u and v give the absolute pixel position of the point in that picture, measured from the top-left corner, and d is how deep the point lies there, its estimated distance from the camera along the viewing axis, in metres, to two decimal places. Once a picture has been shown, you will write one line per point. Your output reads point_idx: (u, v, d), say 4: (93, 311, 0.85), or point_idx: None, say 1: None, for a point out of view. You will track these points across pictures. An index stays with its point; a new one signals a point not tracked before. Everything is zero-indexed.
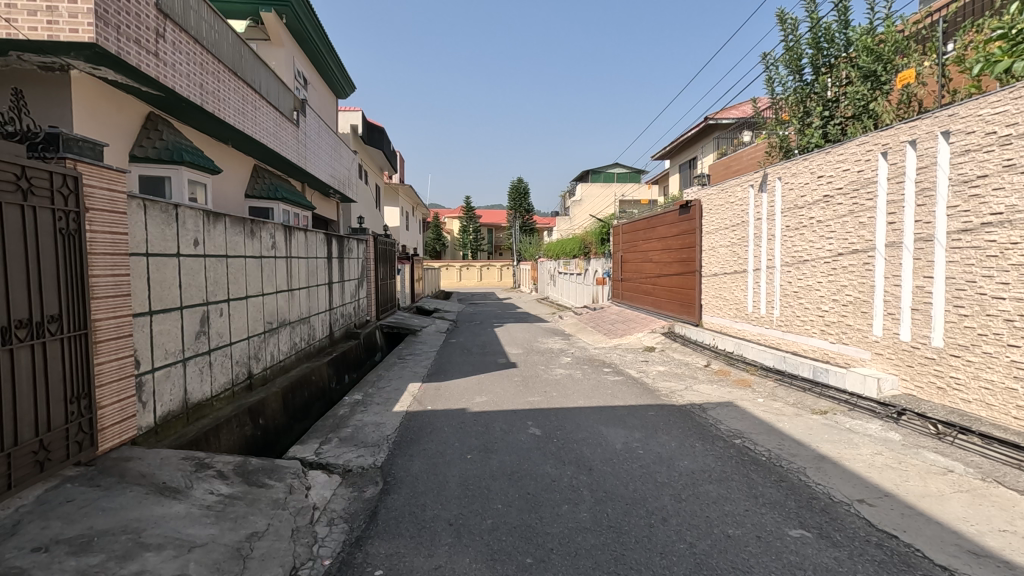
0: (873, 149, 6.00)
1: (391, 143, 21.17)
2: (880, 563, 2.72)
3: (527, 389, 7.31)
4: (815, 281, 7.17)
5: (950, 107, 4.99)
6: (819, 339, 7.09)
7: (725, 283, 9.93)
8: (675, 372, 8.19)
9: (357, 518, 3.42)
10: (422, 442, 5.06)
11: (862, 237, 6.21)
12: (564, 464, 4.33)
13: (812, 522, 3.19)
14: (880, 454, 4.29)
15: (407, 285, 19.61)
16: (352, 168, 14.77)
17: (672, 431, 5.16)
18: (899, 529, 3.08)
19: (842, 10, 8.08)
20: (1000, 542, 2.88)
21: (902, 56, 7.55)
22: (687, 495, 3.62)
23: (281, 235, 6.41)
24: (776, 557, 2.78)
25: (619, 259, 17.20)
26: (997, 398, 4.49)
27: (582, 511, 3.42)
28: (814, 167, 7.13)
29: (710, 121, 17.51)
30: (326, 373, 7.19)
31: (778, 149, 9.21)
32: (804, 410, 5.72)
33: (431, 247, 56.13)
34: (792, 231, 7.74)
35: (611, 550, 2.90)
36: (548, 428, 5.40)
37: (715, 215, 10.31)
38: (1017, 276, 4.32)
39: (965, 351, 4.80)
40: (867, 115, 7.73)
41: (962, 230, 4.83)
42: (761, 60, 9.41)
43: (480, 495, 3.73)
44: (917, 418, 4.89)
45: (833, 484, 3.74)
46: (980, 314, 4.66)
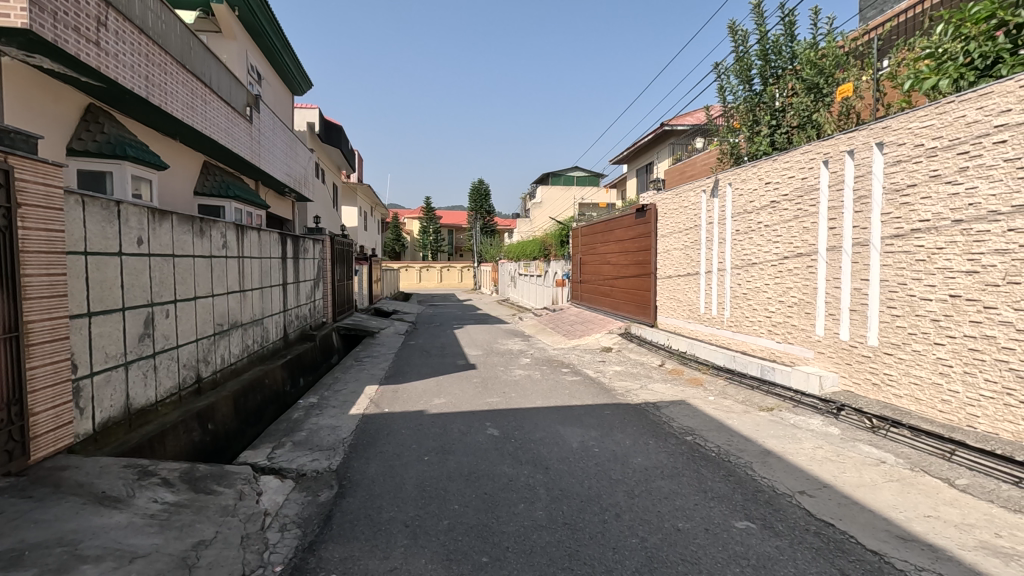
0: (816, 157, 6.30)
1: (349, 142, 20.80)
2: (818, 550, 2.87)
3: (486, 390, 7.34)
4: (763, 283, 7.46)
5: (883, 120, 5.31)
6: (766, 339, 7.40)
7: (679, 285, 10.21)
8: (631, 372, 8.37)
9: (310, 523, 3.36)
10: (379, 444, 5.00)
11: (806, 241, 6.50)
12: (521, 463, 4.36)
13: (756, 514, 3.33)
14: (821, 448, 4.51)
15: (365, 285, 19.31)
16: (309, 167, 14.48)
17: (627, 430, 5.27)
18: (836, 518, 3.25)
19: (788, 24, 8.46)
20: (925, 526, 3.09)
21: (841, 70, 7.91)
22: (640, 491, 3.72)
23: (232, 235, 6.21)
24: (722, 548, 2.90)
25: (578, 261, 17.40)
26: (924, 393, 4.80)
27: (538, 509, 3.46)
28: (763, 174, 7.43)
29: (666, 127, 17.89)
30: (280, 377, 7.00)
31: (729, 155, 9.56)
32: (751, 407, 5.96)
33: (390, 248, 55.60)
34: (742, 235, 8.04)
35: (566, 547, 2.95)
36: (506, 428, 5.43)
37: (669, 218, 10.61)
38: (942, 280, 4.63)
39: (897, 349, 5.10)
40: (812, 125, 8.07)
41: (895, 235, 5.13)
42: (714, 69, 9.73)
43: (437, 496, 3.73)
44: (854, 413, 5.17)
45: (777, 478, 3.91)
46: (910, 314, 4.96)
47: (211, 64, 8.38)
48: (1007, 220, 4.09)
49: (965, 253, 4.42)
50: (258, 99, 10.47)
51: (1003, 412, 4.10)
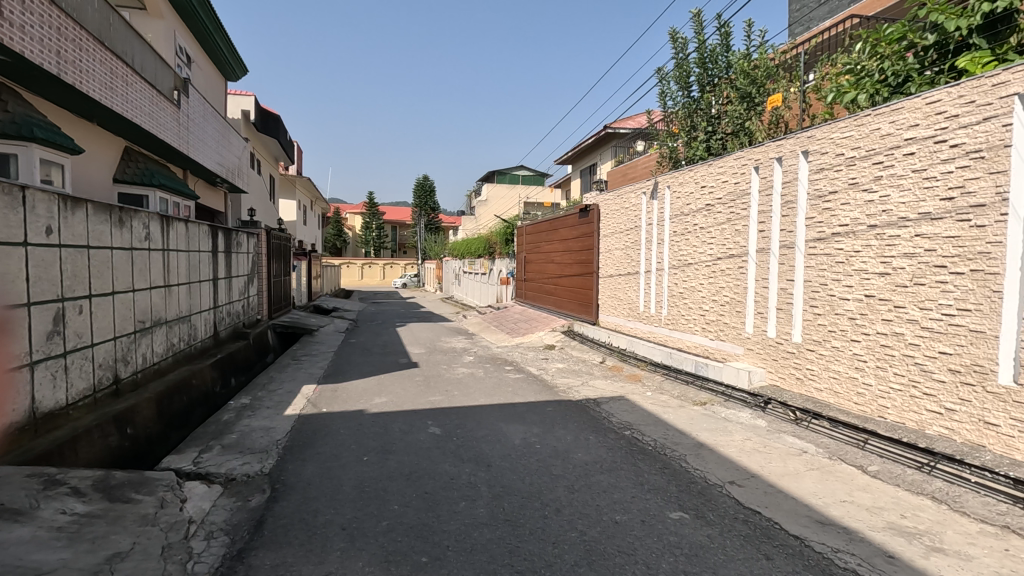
0: (747, 163, 6.60)
1: (288, 133, 19.96)
2: (746, 537, 3.01)
3: (428, 389, 7.24)
4: (698, 283, 7.76)
5: (808, 130, 5.64)
6: (699, 336, 7.71)
7: (620, 284, 10.47)
8: (573, 369, 8.51)
9: (239, 529, 3.20)
10: (316, 445, 4.83)
11: (737, 243, 6.82)
12: (463, 461, 4.34)
13: (689, 504, 3.46)
14: (749, 439, 4.74)
15: (304, 281, 18.66)
16: (243, 157, 13.80)
17: (568, 426, 5.35)
18: (762, 506, 3.42)
19: (724, 35, 8.83)
20: (841, 511, 3.31)
21: (772, 81, 8.30)
22: (580, 486, 3.78)
23: (156, 226, 5.82)
24: (657, 539, 2.99)
25: (523, 260, 17.51)
26: (842, 386, 5.14)
27: (479, 507, 3.45)
28: (698, 178, 7.73)
29: (609, 129, 18.28)
30: (209, 376, 6.61)
31: (668, 159, 9.89)
32: (686, 402, 6.19)
33: (331, 243, 54.09)
34: (679, 237, 8.33)
35: (506, 543, 2.95)
36: (448, 427, 5.37)
37: (611, 218, 10.85)
38: (858, 281, 4.96)
39: (819, 346, 5.44)
40: (744, 133, 8.47)
41: (818, 238, 5.46)
42: (655, 74, 10.01)
43: (376, 497, 3.64)
44: (779, 406, 5.46)
45: (710, 469, 4.07)
46: (830, 313, 5.30)
47: (133, 43, 7.82)
48: (915, 226, 4.43)
49: (878, 256, 4.76)
50: (187, 82, 9.86)
51: (909, 402, 4.45)
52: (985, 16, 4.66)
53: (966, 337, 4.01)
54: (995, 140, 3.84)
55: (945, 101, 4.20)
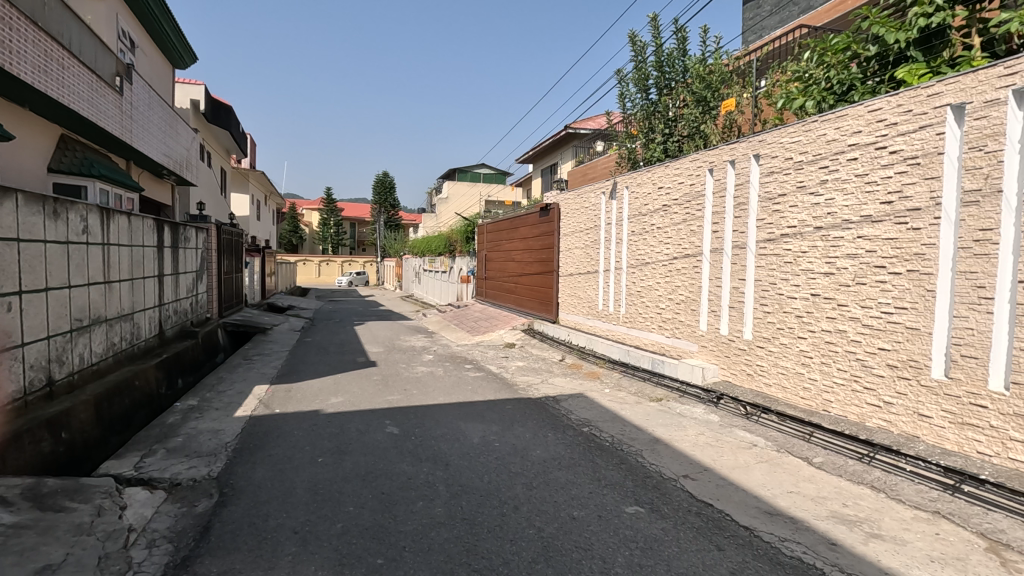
0: (702, 165, 6.78)
1: (241, 124, 19.24)
2: (698, 529, 3.08)
3: (386, 388, 7.13)
4: (654, 282, 7.92)
5: (759, 134, 5.84)
6: (656, 333, 7.87)
7: (579, 283, 10.58)
8: (533, 367, 8.55)
9: (184, 536, 3.06)
10: (267, 447, 4.67)
11: (692, 243, 7.00)
12: (421, 460, 4.29)
13: (645, 498, 3.52)
14: (703, 434, 4.87)
15: (258, 277, 18.06)
16: (192, 148, 13.23)
17: (527, 423, 5.36)
18: (714, 498, 3.51)
19: (681, 40, 9.04)
20: (788, 501, 3.44)
21: (726, 86, 8.53)
22: (538, 483, 3.80)
23: (95, 219, 5.50)
24: (613, 533, 3.03)
25: (484, 258, 17.46)
26: (790, 381, 5.34)
27: (437, 506, 3.41)
28: (656, 179, 7.89)
29: (570, 129, 18.44)
30: (154, 377, 6.30)
31: (627, 160, 10.05)
32: (643, 398, 6.31)
33: (286, 240, 52.59)
34: (637, 236, 8.48)
35: (464, 542, 2.93)
36: (407, 426, 5.30)
37: (571, 217, 10.95)
38: (805, 281, 5.17)
39: (768, 342, 5.64)
40: (699, 136, 8.70)
41: (767, 239, 5.66)
42: (614, 76, 10.15)
43: (331, 499, 3.55)
44: (731, 401, 5.63)
45: (664, 464, 4.16)
46: (779, 311, 5.50)
47: (70, 24, 7.37)
48: (857, 228, 4.64)
49: (823, 257, 4.97)
50: (130, 68, 9.37)
51: (851, 396, 4.67)
52: (922, 30, 4.91)
53: (903, 333, 4.23)
54: (930, 148, 4.06)
55: (885, 109, 4.41)
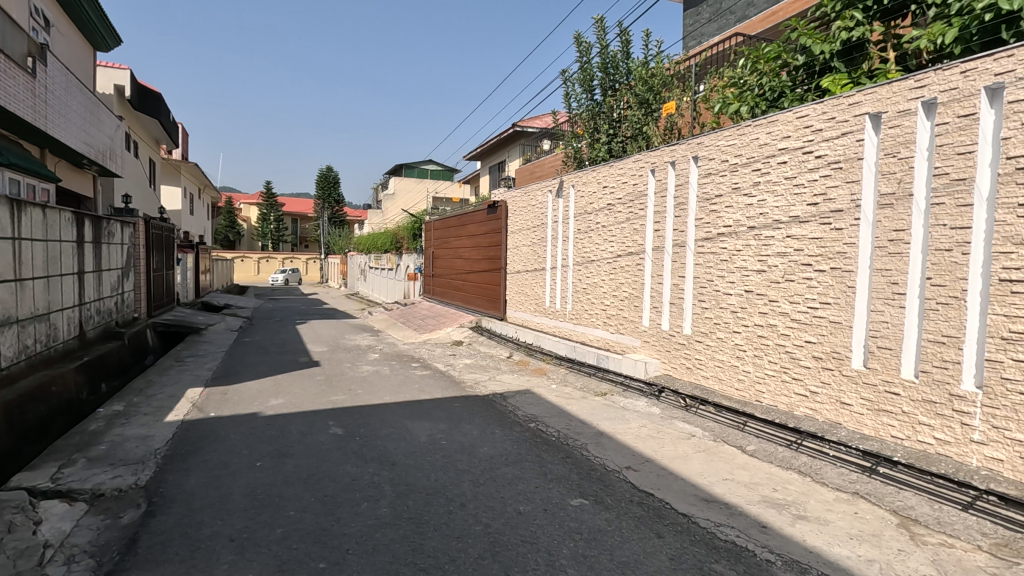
0: (644, 166, 6.97)
1: (172, 113, 18.16)
2: (640, 518, 3.19)
3: (330, 388, 6.95)
4: (599, 279, 8.09)
5: (697, 137, 6.07)
6: (600, 330, 8.05)
7: (526, 280, 10.66)
8: (481, 364, 8.55)
9: (108, 550, 2.88)
10: (202, 453, 4.45)
11: (635, 241, 7.19)
12: (366, 461, 4.20)
13: (589, 491, 3.60)
14: (645, 426, 5.03)
15: (191, 275, 17.13)
16: (117, 137, 12.38)
17: (474, 421, 5.36)
18: (655, 488, 3.64)
19: (624, 43, 9.26)
20: (723, 488, 3.60)
21: (667, 89, 8.80)
22: (485, 479, 3.81)
23: (3, 211, 5.05)
24: (559, 526, 3.08)
25: (431, 255, 17.30)
26: (726, 374, 5.59)
27: (382, 506, 3.36)
28: (600, 178, 8.05)
29: (518, 127, 18.51)
30: (74, 382, 5.86)
31: (573, 159, 10.19)
32: (588, 393, 6.44)
33: (222, 235, 50.19)
34: (582, 234, 8.63)
35: (409, 542, 2.90)
36: (351, 426, 5.19)
37: (519, 215, 11.01)
38: (739, 278, 5.42)
39: (706, 337, 5.88)
40: (642, 137, 8.94)
41: (705, 238, 5.90)
42: (561, 76, 10.26)
43: (270, 504, 3.43)
44: (672, 394, 5.83)
45: (608, 456, 4.27)
46: (716, 307, 5.75)
47: None
48: (786, 228, 4.91)
49: (756, 255, 5.22)
50: (44, 48, 8.65)
51: (781, 387, 4.94)
52: (844, 43, 5.25)
53: (827, 327, 4.52)
54: (851, 154, 4.34)
55: (811, 116, 4.68)
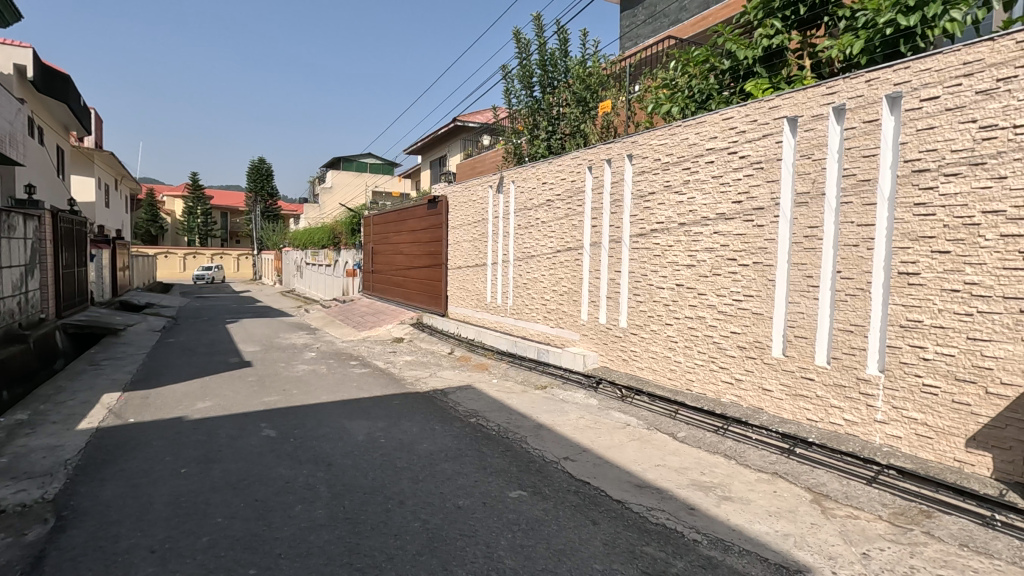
0: (582, 163, 7.11)
1: (82, 98, 16.75)
2: (576, 506, 3.27)
3: (263, 389, 6.68)
4: (539, 274, 8.19)
5: (632, 136, 6.25)
6: (541, 324, 8.16)
7: (468, 276, 10.64)
8: (421, 361, 8.47)
9: (9, 571, 2.65)
10: (119, 462, 4.17)
11: (574, 236, 7.32)
12: (300, 463, 4.08)
13: (528, 482, 3.66)
14: (583, 417, 5.16)
15: (107, 272, 15.94)
16: (17, 121, 11.30)
17: (414, 417, 5.32)
18: (591, 477, 3.74)
19: (562, 41, 9.39)
20: (655, 474, 3.75)
21: (603, 89, 9.01)
22: (424, 476, 3.79)
23: None
24: (497, 518, 3.11)
25: (370, 251, 16.93)
26: (659, 364, 5.81)
27: (317, 508, 3.28)
28: (540, 175, 8.15)
29: (458, 122, 18.40)
30: None
31: (512, 155, 10.24)
32: (529, 386, 6.53)
33: (143, 230, 46.99)
34: (522, 230, 8.70)
35: (346, 543, 2.85)
36: (285, 427, 5.02)
37: (459, 210, 10.96)
38: (671, 272, 5.64)
39: (641, 329, 6.08)
40: (580, 134, 9.10)
41: (639, 234, 6.10)
42: (500, 71, 10.28)
43: (196, 512, 3.27)
44: (609, 385, 6.00)
45: (547, 448, 4.35)
46: (649, 300, 5.96)
47: None
48: (714, 225, 5.15)
49: (686, 251, 5.45)
50: None
51: (709, 376, 5.19)
52: (765, 49, 5.56)
53: (750, 318, 4.78)
54: (771, 155, 4.61)
55: (736, 119, 4.93)
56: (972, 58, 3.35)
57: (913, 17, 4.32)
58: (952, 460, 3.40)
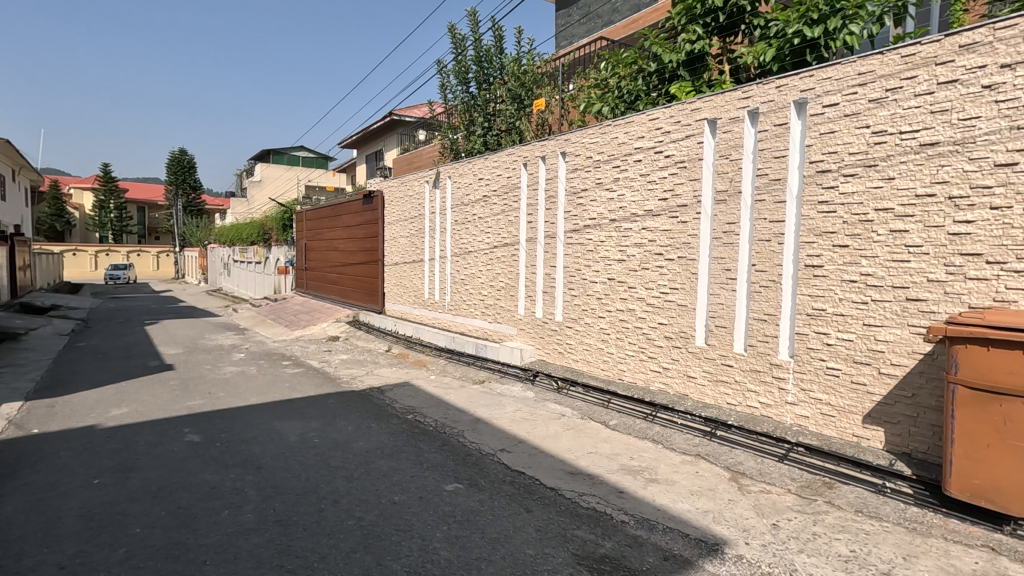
0: (517, 160, 7.20)
1: None
2: (511, 496, 3.35)
3: (186, 393, 6.35)
4: (477, 269, 8.22)
5: (565, 134, 6.40)
6: (479, 319, 8.19)
7: (405, 272, 10.52)
8: (358, 359, 8.31)
9: None
10: (21, 475, 3.85)
11: (510, 232, 7.41)
12: (227, 467, 3.93)
13: (464, 475, 3.70)
14: (519, 410, 5.25)
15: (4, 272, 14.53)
16: None
17: (350, 416, 5.23)
18: (526, 466, 3.83)
19: (497, 38, 9.45)
20: (587, 461, 3.89)
21: (538, 87, 9.14)
22: (360, 474, 3.75)
23: None
24: (433, 511, 3.14)
25: (303, 247, 16.37)
26: (593, 356, 6.00)
27: (246, 512, 3.18)
28: (476, 170, 8.17)
29: (394, 116, 18.09)
30: None
31: (449, 151, 10.21)
32: (466, 381, 6.56)
33: (47, 225, 43.12)
34: (460, 226, 8.70)
35: (276, 545, 2.79)
36: (211, 432, 4.80)
37: (396, 206, 10.80)
38: (603, 267, 5.82)
39: (575, 323, 6.25)
40: (515, 131, 9.20)
41: (573, 230, 6.25)
42: (436, 66, 10.20)
43: (111, 523, 3.09)
44: (546, 377, 6.13)
45: (483, 441, 4.40)
46: (583, 294, 6.13)
47: None
48: (642, 221, 5.37)
49: (617, 246, 5.65)
50: None
51: (639, 365, 5.42)
52: (688, 54, 5.85)
53: (676, 309, 5.03)
54: (693, 155, 4.86)
55: (661, 119, 5.16)
56: (865, 69, 3.68)
57: (817, 29, 4.70)
58: (852, 435, 3.73)
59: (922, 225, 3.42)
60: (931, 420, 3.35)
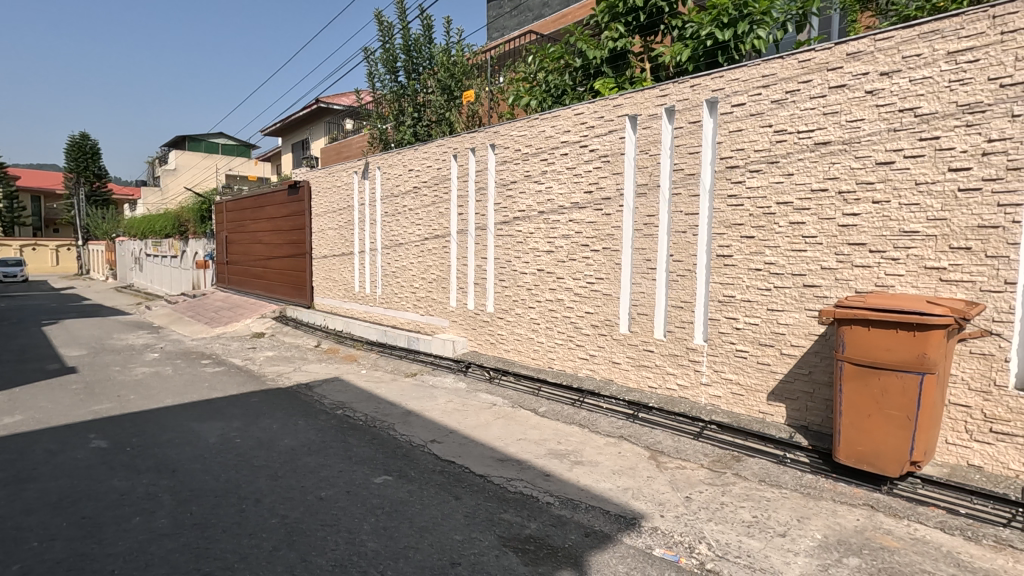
0: (447, 151, 7.17)
1: None
2: (441, 484, 3.38)
3: (92, 397, 5.89)
4: (408, 262, 8.13)
5: (494, 126, 6.44)
6: (411, 312, 8.12)
7: (334, 265, 10.23)
8: (284, 356, 8.01)
9: None
10: None
11: (441, 224, 7.38)
12: (139, 472, 3.71)
13: (394, 467, 3.69)
14: (451, 401, 5.27)
15: None
16: None
17: (275, 414, 5.06)
18: (456, 456, 3.88)
19: (426, 27, 9.32)
20: (517, 447, 3.99)
21: (467, 78, 9.11)
22: (285, 471, 3.65)
23: None
24: (361, 505, 3.11)
25: (224, 240, 15.53)
26: (524, 346, 6.11)
27: (160, 517, 3.03)
28: (406, 161, 8.06)
29: (320, 104, 17.44)
30: None
31: (378, 141, 10.00)
32: (398, 375, 6.51)
33: None
34: (390, 217, 8.55)
35: (193, 549, 2.68)
36: (120, 436, 4.50)
37: (323, 197, 10.45)
38: (533, 258, 5.93)
39: (506, 313, 6.33)
40: (445, 122, 9.14)
41: (503, 222, 6.32)
42: (362, 53, 9.93)
43: (3, 539, 2.85)
44: (478, 368, 6.19)
45: (414, 433, 4.40)
46: (514, 285, 6.22)
47: None
48: (569, 213, 5.51)
49: (546, 237, 5.77)
50: None
51: (568, 353, 5.58)
52: (611, 51, 6.03)
53: (601, 299, 5.22)
54: (616, 150, 5.04)
55: (586, 114, 5.30)
56: (768, 72, 3.96)
57: (728, 33, 5.01)
58: (758, 412, 4.04)
59: (816, 217, 3.74)
60: (825, 395, 3.69)
